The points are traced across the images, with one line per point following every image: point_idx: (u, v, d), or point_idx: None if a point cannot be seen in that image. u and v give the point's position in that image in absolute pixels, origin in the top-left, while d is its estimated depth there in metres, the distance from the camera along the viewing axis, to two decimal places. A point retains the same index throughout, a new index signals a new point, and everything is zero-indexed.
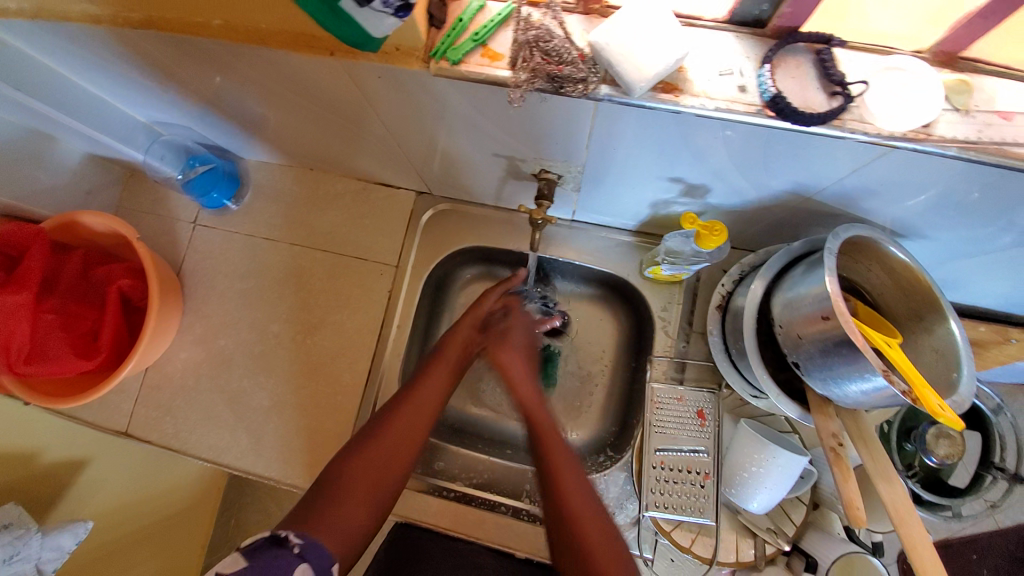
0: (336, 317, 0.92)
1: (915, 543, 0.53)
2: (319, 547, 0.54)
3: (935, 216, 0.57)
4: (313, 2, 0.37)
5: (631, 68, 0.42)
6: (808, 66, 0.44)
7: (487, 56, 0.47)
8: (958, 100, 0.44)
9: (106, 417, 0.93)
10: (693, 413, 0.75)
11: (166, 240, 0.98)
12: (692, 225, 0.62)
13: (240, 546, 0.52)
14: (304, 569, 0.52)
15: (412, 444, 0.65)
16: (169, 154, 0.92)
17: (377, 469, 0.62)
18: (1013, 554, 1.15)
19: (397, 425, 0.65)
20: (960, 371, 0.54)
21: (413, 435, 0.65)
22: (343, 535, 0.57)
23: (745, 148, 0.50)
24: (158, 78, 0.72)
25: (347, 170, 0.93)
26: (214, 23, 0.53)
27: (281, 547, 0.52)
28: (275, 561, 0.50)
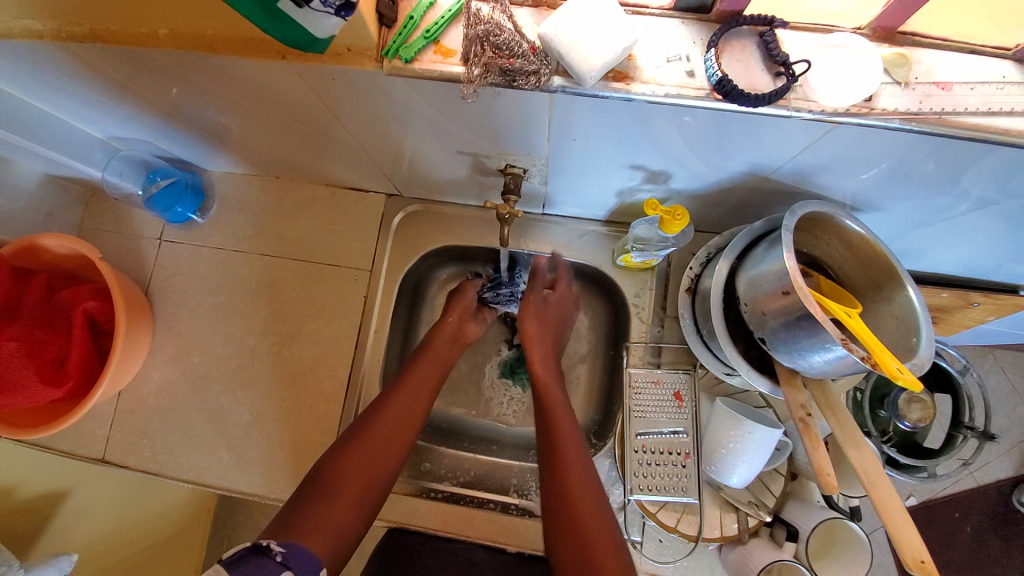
0: (313, 326, 0.91)
1: (886, 504, 0.55)
2: (301, 553, 0.54)
3: (888, 188, 0.59)
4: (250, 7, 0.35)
5: (580, 59, 0.43)
6: (752, 49, 0.45)
7: (441, 53, 0.47)
8: (898, 73, 0.45)
9: (81, 444, 0.90)
10: (671, 395, 0.77)
11: (131, 259, 0.96)
12: (655, 211, 0.63)
13: (221, 557, 0.50)
14: None
15: (390, 459, 0.67)
16: (128, 170, 0.89)
17: (359, 477, 0.63)
18: (993, 509, 1.20)
19: (373, 439, 0.66)
20: (919, 335, 0.57)
21: (389, 452, 0.67)
22: (327, 539, 0.57)
23: (700, 133, 0.51)
24: (110, 93, 0.70)
25: (314, 176, 0.92)
26: (160, 33, 0.52)
27: (264, 557, 0.52)
28: (258, 571, 0.50)
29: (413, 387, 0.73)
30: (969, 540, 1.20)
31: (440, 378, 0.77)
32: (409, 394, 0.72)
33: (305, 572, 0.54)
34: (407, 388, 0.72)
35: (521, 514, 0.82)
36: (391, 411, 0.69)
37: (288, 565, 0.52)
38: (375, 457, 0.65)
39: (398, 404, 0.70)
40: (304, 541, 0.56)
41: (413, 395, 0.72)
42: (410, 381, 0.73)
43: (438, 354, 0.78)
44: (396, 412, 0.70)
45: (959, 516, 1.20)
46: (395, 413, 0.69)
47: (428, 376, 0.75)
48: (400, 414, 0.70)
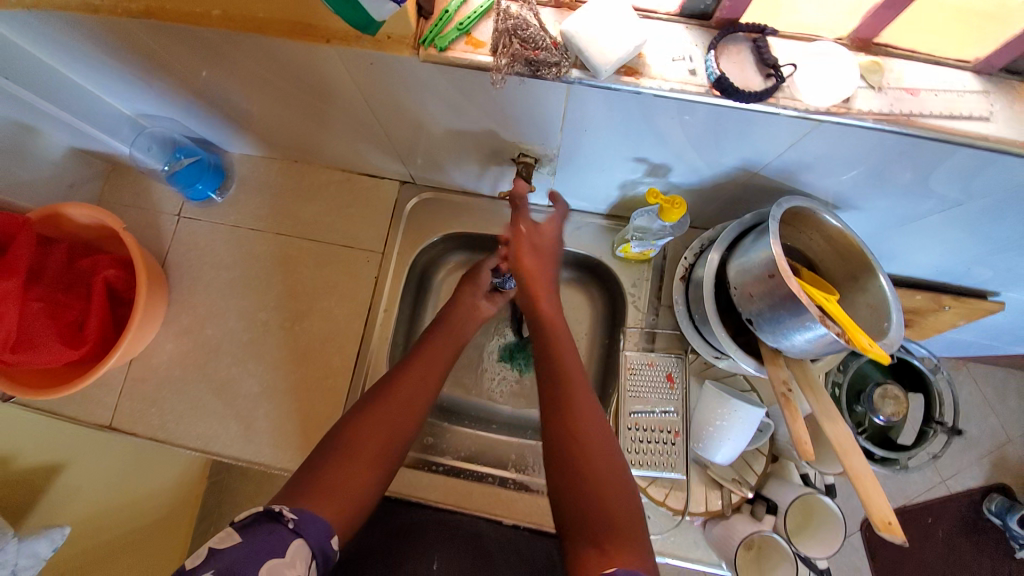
0: (325, 304, 0.95)
1: (859, 473, 0.60)
2: (313, 521, 0.56)
3: (865, 188, 0.66)
4: None
5: (595, 53, 0.49)
6: (746, 53, 0.51)
7: (471, 44, 0.52)
8: (872, 78, 0.51)
9: (90, 411, 0.93)
10: (663, 377, 0.82)
11: (149, 232, 0.99)
12: (655, 201, 0.69)
13: (232, 521, 0.53)
14: (299, 543, 0.54)
15: (398, 434, 0.68)
16: (154, 146, 0.93)
17: (369, 448, 0.65)
18: (966, 515, 1.27)
19: (385, 412, 0.69)
20: (890, 319, 0.63)
21: (399, 426, 0.69)
22: (340, 506, 0.59)
23: (699, 129, 0.57)
24: (148, 69, 0.74)
25: (332, 161, 0.97)
26: (214, 14, 0.57)
27: (276, 523, 0.54)
28: (272, 538, 0.52)
29: (423, 367, 0.75)
30: (942, 544, 1.26)
31: (449, 362, 0.80)
32: (420, 369, 0.75)
33: (318, 542, 0.56)
34: (419, 365, 0.76)
35: (517, 488, 0.85)
36: (399, 388, 0.72)
37: (299, 532, 0.54)
38: (384, 431, 0.67)
39: (406, 383, 0.73)
40: (314, 505, 0.58)
41: (428, 367, 0.76)
42: (424, 356, 0.77)
43: (447, 336, 0.81)
44: (408, 384, 0.73)
45: (932, 521, 1.26)
46: (404, 390, 0.72)
47: (438, 359, 0.78)
48: (407, 392, 0.72)
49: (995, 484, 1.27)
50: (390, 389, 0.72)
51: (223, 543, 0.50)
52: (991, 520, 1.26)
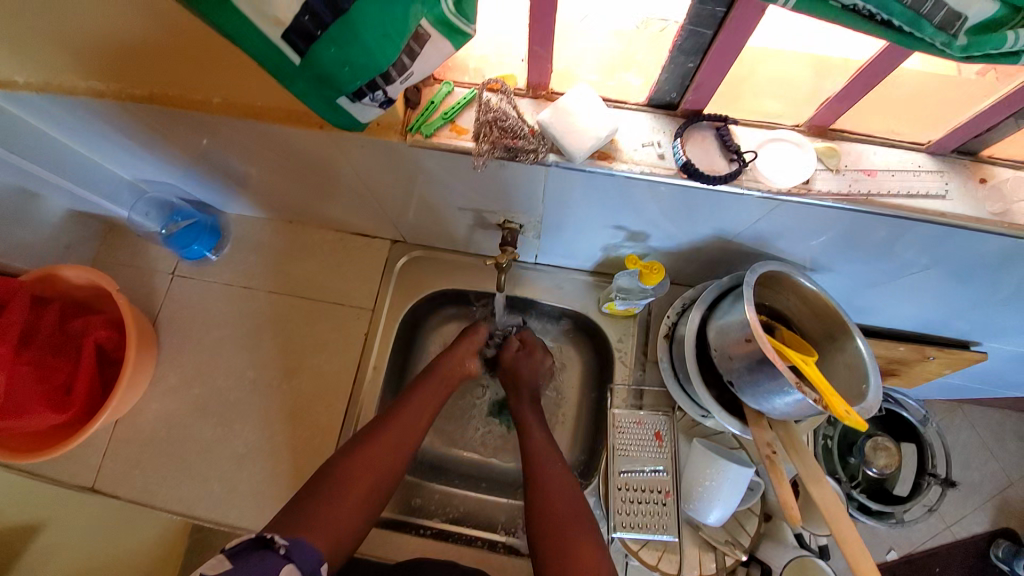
0: (315, 361, 0.96)
1: (848, 540, 0.59)
2: (305, 549, 0.58)
3: (836, 253, 0.68)
4: (310, 96, 0.41)
5: (570, 140, 0.52)
6: (710, 140, 0.55)
7: (455, 131, 0.56)
8: (830, 162, 0.55)
9: (74, 473, 0.91)
10: (651, 435, 0.82)
11: (143, 291, 1.01)
12: (635, 266, 0.72)
13: (224, 547, 0.52)
14: (290, 568, 0.55)
15: (387, 472, 0.70)
16: (153, 210, 0.97)
17: (359, 486, 0.67)
18: (974, 563, 1.23)
19: (386, 443, 0.72)
20: (867, 383, 0.64)
21: (387, 466, 0.70)
22: (330, 538, 0.63)
23: (672, 202, 0.61)
24: (150, 142, 0.78)
25: (325, 222, 1.00)
26: (213, 100, 0.61)
27: (267, 549, 0.54)
28: (264, 563, 0.52)
29: (417, 407, 0.77)
30: None
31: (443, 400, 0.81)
32: (423, 400, 0.78)
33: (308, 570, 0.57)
34: (422, 397, 0.78)
35: (509, 552, 0.83)
36: (394, 426, 0.73)
37: (290, 558, 0.55)
38: (371, 472, 0.69)
39: (399, 424, 0.74)
40: (306, 536, 0.61)
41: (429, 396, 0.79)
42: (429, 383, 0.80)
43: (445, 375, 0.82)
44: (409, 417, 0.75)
45: (939, 571, 1.22)
46: (397, 432, 0.73)
47: (433, 398, 0.79)
48: (400, 433, 0.73)
49: (999, 530, 1.25)
50: (393, 418, 0.74)
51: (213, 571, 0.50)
52: (999, 566, 1.23)
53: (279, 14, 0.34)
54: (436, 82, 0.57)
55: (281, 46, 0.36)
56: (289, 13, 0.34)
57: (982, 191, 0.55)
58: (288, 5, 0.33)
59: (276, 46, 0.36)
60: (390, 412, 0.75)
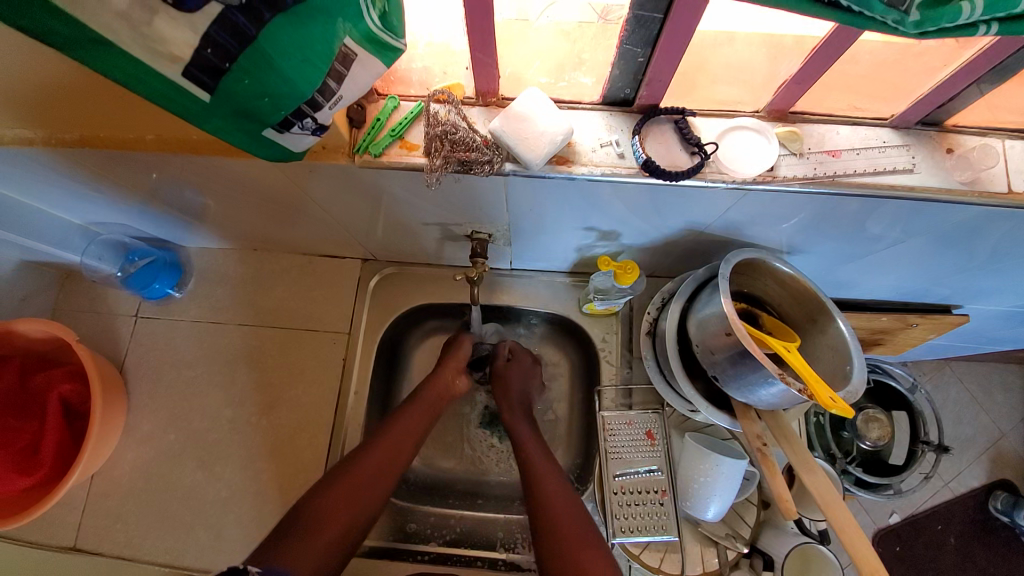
0: (294, 392, 0.93)
1: (846, 528, 0.58)
2: None
3: (809, 234, 0.67)
4: (232, 133, 0.38)
5: (526, 149, 0.50)
6: (670, 134, 0.53)
7: (405, 147, 0.53)
8: (793, 146, 0.53)
9: (50, 535, 0.87)
10: (643, 435, 0.81)
11: (106, 338, 0.96)
12: (609, 267, 0.70)
13: None
14: None
15: (363, 509, 0.67)
16: (106, 253, 0.93)
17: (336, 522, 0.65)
18: (974, 517, 1.24)
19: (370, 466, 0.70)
20: (851, 363, 0.63)
21: (365, 503, 0.67)
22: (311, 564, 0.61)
23: (639, 200, 0.59)
24: (94, 183, 0.73)
25: (291, 247, 0.96)
26: (147, 138, 0.58)
27: None
28: None
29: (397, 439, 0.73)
30: (955, 551, 1.23)
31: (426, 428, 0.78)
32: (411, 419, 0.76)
33: None
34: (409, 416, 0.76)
35: (509, 569, 0.83)
36: (372, 460, 0.70)
37: None
38: (355, 496, 0.67)
39: (378, 456, 0.71)
40: (280, 562, 0.59)
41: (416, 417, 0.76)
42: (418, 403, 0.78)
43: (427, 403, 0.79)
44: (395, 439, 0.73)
45: (941, 528, 1.23)
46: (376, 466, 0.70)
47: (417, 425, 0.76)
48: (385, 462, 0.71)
49: (996, 482, 1.26)
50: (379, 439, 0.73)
51: None
52: (1000, 517, 1.24)
53: (175, 50, 0.31)
54: (381, 97, 0.54)
55: (184, 84, 0.33)
56: (185, 48, 0.31)
57: (950, 161, 0.54)
58: (184, 40, 0.30)
59: (179, 84, 0.33)
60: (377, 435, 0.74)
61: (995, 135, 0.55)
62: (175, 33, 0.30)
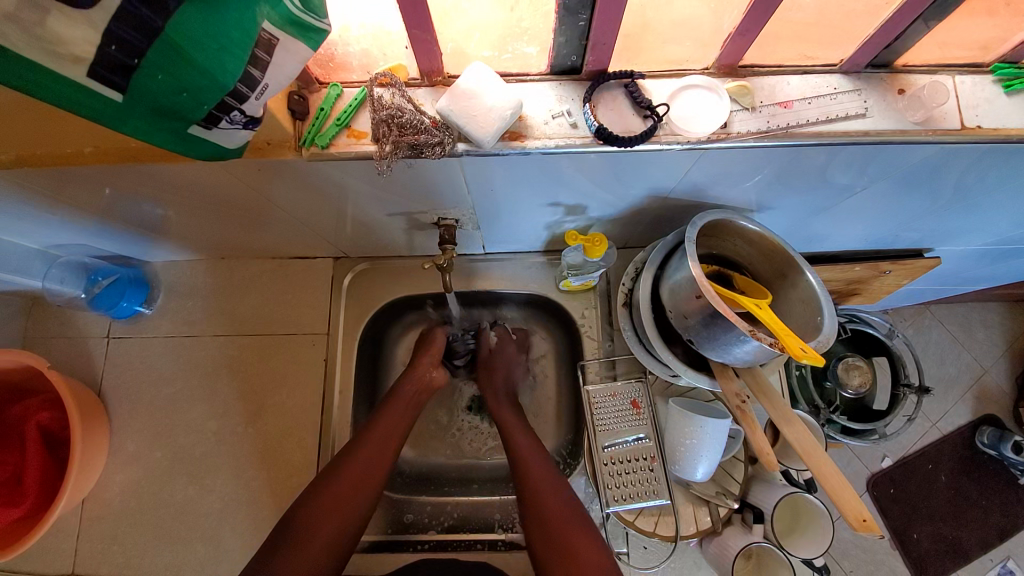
0: (279, 398, 0.92)
1: (827, 474, 0.60)
2: None
3: (772, 191, 0.67)
4: (157, 133, 0.37)
5: (474, 126, 0.49)
6: (621, 98, 0.52)
7: (353, 136, 0.52)
8: (744, 101, 0.53)
9: (45, 564, 0.86)
10: (629, 405, 0.81)
11: (79, 362, 0.94)
12: (577, 241, 0.70)
13: None
14: None
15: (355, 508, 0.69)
16: (69, 275, 0.89)
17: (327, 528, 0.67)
18: (961, 453, 1.28)
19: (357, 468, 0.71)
20: (822, 313, 0.63)
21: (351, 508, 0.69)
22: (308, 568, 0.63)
23: (598, 171, 0.58)
24: (46, 205, 0.70)
25: (260, 252, 0.94)
26: (86, 150, 0.55)
27: None
28: None
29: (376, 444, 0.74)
30: (946, 488, 1.27)
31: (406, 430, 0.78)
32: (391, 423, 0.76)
33: None
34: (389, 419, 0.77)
35: (510, 548, 0.83)
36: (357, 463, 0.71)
37: None
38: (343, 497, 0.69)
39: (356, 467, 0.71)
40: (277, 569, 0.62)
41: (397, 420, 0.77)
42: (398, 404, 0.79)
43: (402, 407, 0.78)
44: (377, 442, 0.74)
45: (931, 467, 1.27)
46: (355, 478, 0.70)
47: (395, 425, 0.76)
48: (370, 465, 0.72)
49: (980, 417, 1.30)
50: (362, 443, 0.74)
51: None
52: (987, 451, 1.28)
53: (76, 51, 0.29)
54: (322, 86, 0.52)
55: (93, 85, 0.32)
56: (87, 47, 0.29)
57: (902, 102, 0.54)
58: (84, 38, 0.29)
59: (89, 87, 0.32)
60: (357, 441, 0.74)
61: (945, 72, 0.55)
62: (72, 31, 0.29)
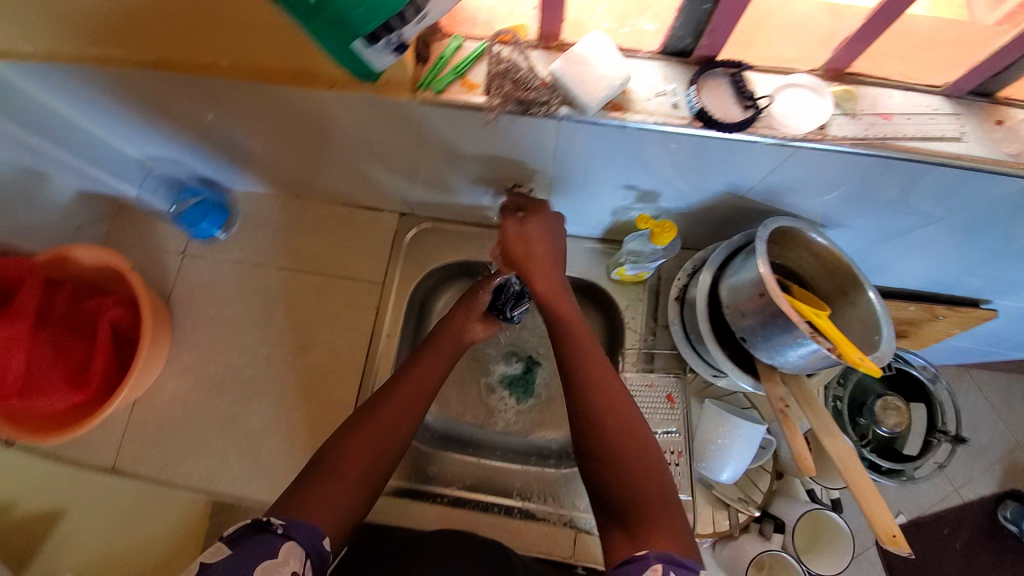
0: (327, 336, 0.96)
1: (861, 485, 0.60)
2: (304, 526, 0.57)
3: (849, 206, 0.68)
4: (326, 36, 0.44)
5: (585, 92, 0.51)
6: (725, 87, 0.54)
7: (466, 86, 0.55)
8: (847, 106, 0.55)
9: (92, 454, 0.92)
10: (663, 397, 0.84)
11: (153, 271, 1.00)
12: (647, 225, 0.71)
13: (221, 536, 0.54)
14: (290, 547, 0.55)
15: (388, 449, 0.68)
16: (161, 187, 0.95)
17: (356, 466, 0.65)
18: (981, 524, 1.24)
19: (379, 421, 0.69)
20: (881, 332, 0.64)
21: (385, 443, 0.68)
22: (328, 513, 0.60)
23: (686, 157, 0.60)
24: (159, 117, 0.76)
25: (332, 196, 0.99)
26: (222, 63, 0.59)
27: (264, 532, 0.55)
28: (261, 546, 0.54)
29: (419, 379, 0.75)
30: (959, 558, 1.23)
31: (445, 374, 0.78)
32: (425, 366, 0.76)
33: (309, 544, 0.57)
34: (424, 363, 0.76)
35: (524, 517, 0.86)
36: (393, 403, 0.71)
37: (289, 535, 0.56)
38: (378, 435, 0.68)
39: (390, 411, 0.70)
40: (305, 511, 0.59)
41: (428, 368, 0.76)
42: (425, 360, 0.77)
43: (440, 353, 0.79)
44: (411, 386, 0.73)
45: (947, 532, 1.24)
46: (394, 413, 0.70)
47: (424, 384, 0.74)
48: (402, 405, 0.71)
49: (1006, 491, 1.26)
50: (396, 386, 0.73)
51: (214, 557, 0.52)
52: (1008, 528, 1.23)
53: None
54: (445, 36, 0.56)
55: None
56: None
57: (999, 132, 0.55)
58: None
59: None
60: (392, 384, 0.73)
61: None
62: None
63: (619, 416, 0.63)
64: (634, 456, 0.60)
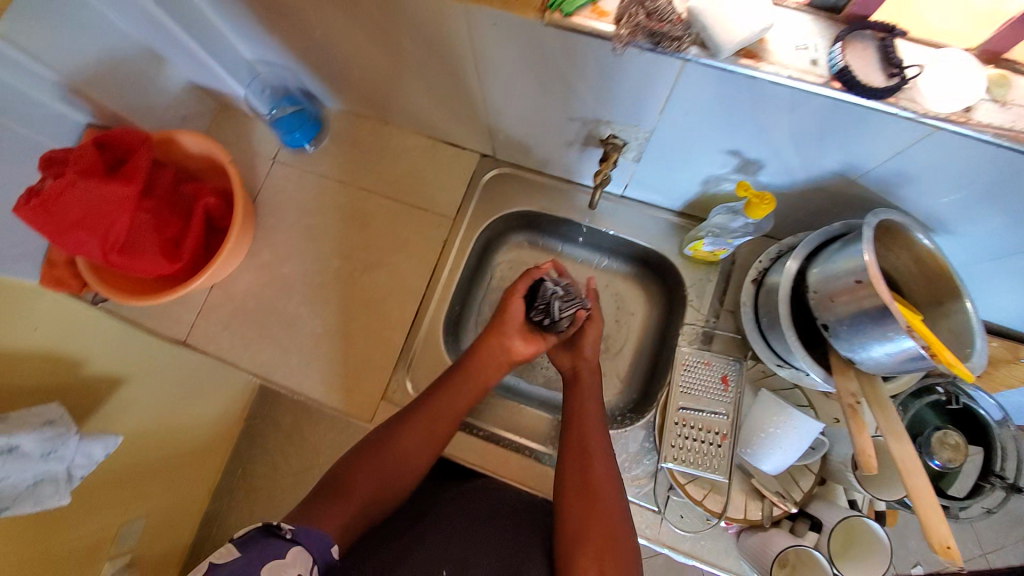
0: (392, 260, 0.99)
1: (919, 494, 0.58)
2: (310, 533, 0.61)
3: (966, 212, 0.63)
4: None
5: (722, 30, 0.49)
6: (873, 50, 0.51)
7: (596, 12, 0.54)
8: (999, 92, 0.50)
9: (167, 326, 1.00)
10: (717, 378, 0.82)
11: (244, 169, 1.06)
12: (745, 194, 0.68)
13: (232, 537, 0.56)
14: (297, 550, 0.58)
15: (404, 475, 0.72)
16: (266, 91, 1.01)
17: (367, 489, 0.69)
18: None
19: (394, 445, 0.73)
20: (974, 345, 0.60)
21: (400, 473, 0.72)
22: (336, 525, 0.64)
23: (807, 124, 0.57)
24: (279, 21, 0.79)
25: (420, 127, 1.01)
26: None
27: (274, 535, 0.57)
28: (268, 548, 0.55)
29: (445, 406, 0.78)
30: None
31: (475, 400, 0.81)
32: (453, 392, 0.79)
33: (318, 549, 0.61)
34: (453, 386, 0.79)
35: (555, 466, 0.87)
36: (410, 429, 0.74)
37: (298, 540, 0.59)
38: (394, 462, 0.72)
39: (409, 439, 0.74)
40: (314, 521, 0.63)
41: (454, 401, 0.78)
42: (454, 390, 0.79)
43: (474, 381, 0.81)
44: (433, 414, 0.77)
45: None
46: (412, 443, 0.74)
47: (448, 414, 0.77)
48: (424, 432, 0.75)
49: None
50: (418, 409, 0.77)
51: (223, 559, 0.53)
52: None
53: None
54: None
55: None
56: None
57: None
58: None
59: None
60: (415, 408, 0.77)
61: None
62: None
63: (597, 469, 0.72)
64: (600, 511, 0.68)
